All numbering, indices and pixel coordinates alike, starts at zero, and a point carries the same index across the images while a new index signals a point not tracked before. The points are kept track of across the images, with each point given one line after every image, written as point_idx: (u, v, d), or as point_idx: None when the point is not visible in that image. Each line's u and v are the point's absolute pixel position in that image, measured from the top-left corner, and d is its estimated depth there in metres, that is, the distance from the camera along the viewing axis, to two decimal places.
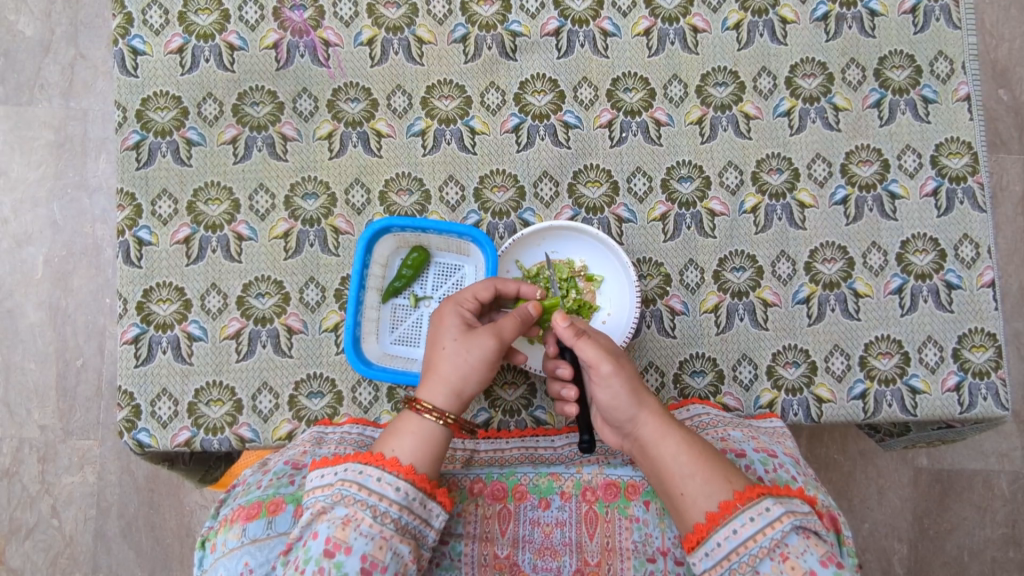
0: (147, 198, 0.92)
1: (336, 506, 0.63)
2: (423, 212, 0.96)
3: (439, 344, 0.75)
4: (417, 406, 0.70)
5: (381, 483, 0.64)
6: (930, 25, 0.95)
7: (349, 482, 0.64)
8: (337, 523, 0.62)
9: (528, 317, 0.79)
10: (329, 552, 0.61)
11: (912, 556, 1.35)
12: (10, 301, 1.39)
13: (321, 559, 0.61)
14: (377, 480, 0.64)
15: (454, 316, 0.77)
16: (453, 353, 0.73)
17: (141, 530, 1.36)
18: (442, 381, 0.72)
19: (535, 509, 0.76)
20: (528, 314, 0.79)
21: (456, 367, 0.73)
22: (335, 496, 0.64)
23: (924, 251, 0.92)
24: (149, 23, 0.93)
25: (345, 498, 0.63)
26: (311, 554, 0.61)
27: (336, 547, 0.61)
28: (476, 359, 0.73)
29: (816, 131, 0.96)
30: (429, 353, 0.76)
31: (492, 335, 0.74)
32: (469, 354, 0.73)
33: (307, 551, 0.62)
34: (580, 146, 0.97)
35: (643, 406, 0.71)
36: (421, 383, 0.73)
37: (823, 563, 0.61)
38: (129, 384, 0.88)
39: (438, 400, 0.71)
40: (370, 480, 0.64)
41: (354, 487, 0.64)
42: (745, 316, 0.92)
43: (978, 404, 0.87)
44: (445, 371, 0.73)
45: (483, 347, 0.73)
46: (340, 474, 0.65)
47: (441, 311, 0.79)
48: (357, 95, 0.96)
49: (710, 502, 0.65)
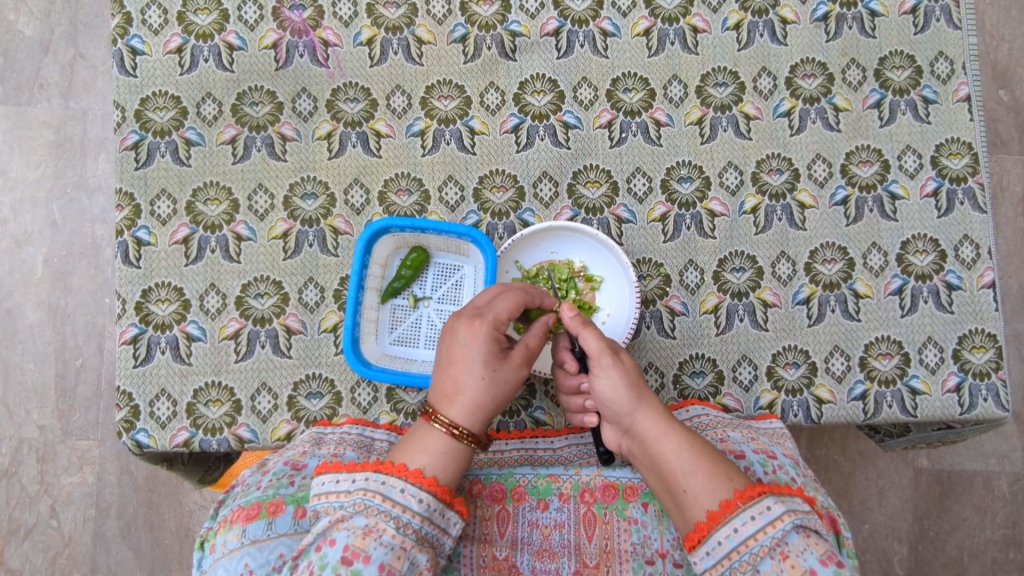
0: (146, 198, 0.92)
1: (356, 515, 0.63)
2: (422, 212, 0.96)
3: (472, 366, 0.73)
4: (450, 429, 0.69)
5: (405, 494, 0.64)
6: (931, 25, 0.95)
7: (372, 492, 0.64)
8: (357, 532, 0.62)
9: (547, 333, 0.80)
10: (347, 560, 0.61)
11: (912, 557, 1.35)
12: (9, 301, 1.39)
13: (338, 566, 0.61)
14: (400, 491, 0.64)
15: (492, 336, 0.75)
16: (492, 381, 0.73)
17: (140, 530, 1.36)
18: (476, 408, 0.72)
19: (533, 510, 0.76)
20: (548, 326, 0.81)
21: (491, 393, 0.73)
22: (356, 506, 0.63)
23: (924, 251, 0.92)
24: (148, 23, 0.93)
25: (367, 508, 0.63)
26: (328, 561, 0.61)
27: (354, 556, 0.61)
28: (511, 388, 0.75)
29: (816, 131, 0.95)
30: (458, 372, 0.73)
31: (524, 363, 0.76)
32: (504, 382, 0.74)
33: (323, 557, 0.61)
34: (580, 146, 0.97)
35: (642, 401, 0.72)
36: (449, 404, 0.72)
37: (823, 562, 0.61)
38: (128, 383, 0.88)
39: (472, 425, 0.71)
40: (394, 491, 0.64)
41: (377, 498, 0.64)
42: (745, 316, 0.92)
43: (979, 404, 0.87)
44: (481, 398, 0.72)
45: (516, 375, 0.75)
46: (361, 483, 0.64)
47: (478, 328, 0.74)
48: (356, 95, 0.96)
49: (712, 500, 0.65)
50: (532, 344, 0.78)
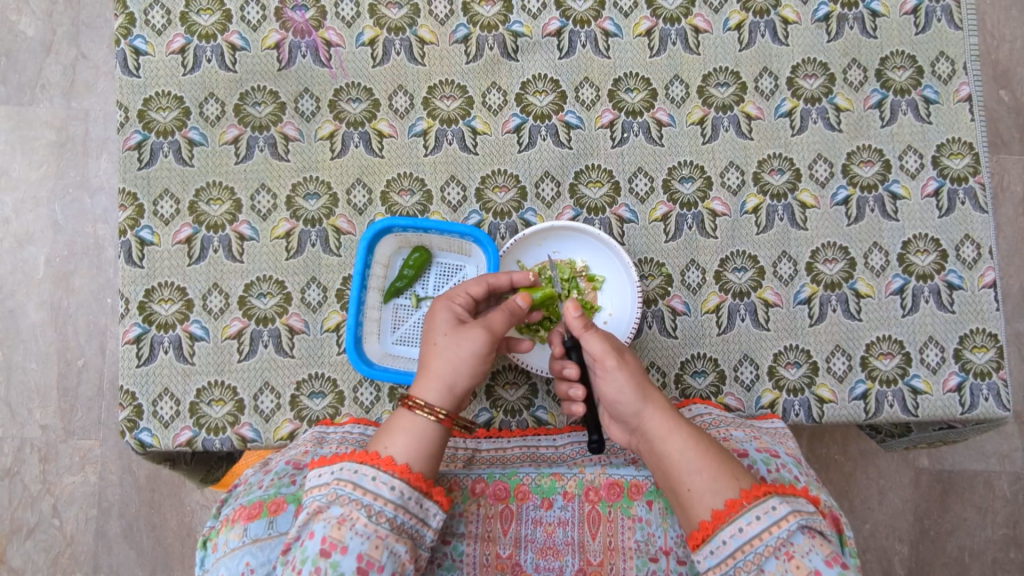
0: (149, 198, 0.92)
1: (332, 506, 0.64)
2: (424, 212, 0.96)
3: (431, 341, 0.76)
4: (409, 402, 0.71)
5: (376, 482, 0.64)
6: (931, 25, 0.95)
7: (344, 481, 0.64)
8: (333, 523, 0.63)
9: (517, 309, 0.79)
10: (325, 552, 0.62)
11: (912, 557, 1.35)
12: (11, 301, 1.39)
13: (317, 559, 0.61)
14: (371, 479, 0.64)
15: (447, 310, 0.79)
16: (445, 348, 0.74)
17: (141, 530, 1.36)
18: (432, 375, 0.73)
19: (536, 509, 0.76)
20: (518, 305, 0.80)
21: (446, 362, 0.73)
22: (330, 496, 0.64)
23: (925, 251, 0.92)
24: (151, 23, 0.93)
25: (340, 498, 0.64)
26: (308, 554, 0.62)
27: (332, 547, 0.62)
28: (469, 353, 0.74)
29: (817, 131, 0.96)
30: (421, 348, 0.77)
31: (484, 329, 0.75)
32: (459, 349, 0.74)
33: (304, 551, 0.62)
34: (581, 146, 0.97)
35: (648, 400, 0.72)
36: (415, 381, 0.74)
37: (829, 563, 0.61)
38: (130, 383, 0.88)
39: (430, 395, 0.72)
40: (365, 479, 0.64)
41: (349, 486, 0.64)
42: (746, 316, 0.92)
43: (979, 404, 0.87)
44: (438, 366, 0.74)
45: (472, 339, 0.74)
46: (336, 474, 0.65)
47: (435, 307, 0.80)
48: (358, 95, 0.96)
49: (717, 500, 0.65)
50: (497, 317, 0.78)
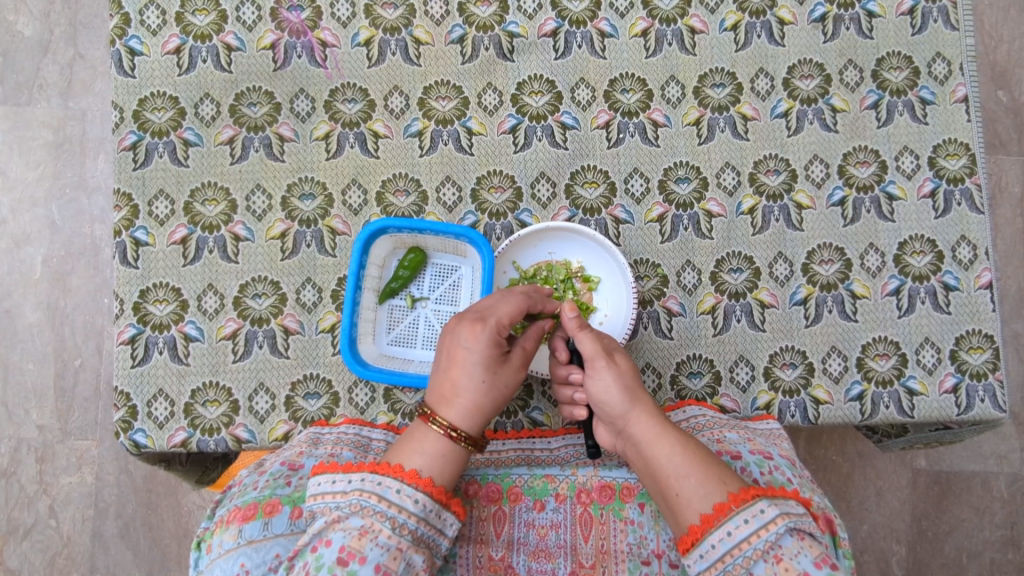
0: (144, 198, 0.92)
1: (353, 516, 0.63)
2: (419, 213, 0.96)
3: (472, 372, 0.73)
4: (449, 431, 0.70)
5: (400, 495, 0.64)
6: (928, 26, 0.95)
7: (367, 493, 0.64)
8: (353, 533, 0.62)
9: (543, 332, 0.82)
10: (343, 560, 0.61)
11: (910, 558, 1.35)
12: (9, 301, 1.39)
13: (333, 567, 0.61)
14: (396, 492, 0.65)
15: (493, 340, 0.75)
16: (491, 383, 0.74)
17: (139, 531, 1.36)
18: (475, 410, 0.72)
19: (529, 510, 0.76)
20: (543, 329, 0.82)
21: (489, 398, 0.74)
22: (352, 506, 0.64)
23: (922, 252, 0.92)
24: (147, 23, 0.93)
25: (363, 509, 0.63)
26: (324, 562, 0.61)
27: (350, 556, 0.61)
28: (509, 390, 0.76)
29: (814, 131, 0.95)
30: (455, 373, 0.74)
31: (522, 366, 0.77)
32: (503, 386, 0.75)
33: (320, 558, 0.61)
34: (577, 147, 0.97)
35: (636, 403, 0.72)
36: (448, 408, 0.72)
37: (817, 565, 0.61)
38: (125, 384, 0.88)
39: (471, 428, 0.72)
40: (389, 492, 0.64)
41: (373, 499, 0.64)
42: (742, 317, 0.92)
43: (976, 405, 0.87)
44: (480, 399, 0.73)
45: (514, 377, 0.76)
46: (357, 484, 0.65)
47: (479, 332, 0.74)
48: (354, 95, 0.96)
49: (705, 504, 0.65)
50: (528, 347, 0.79)
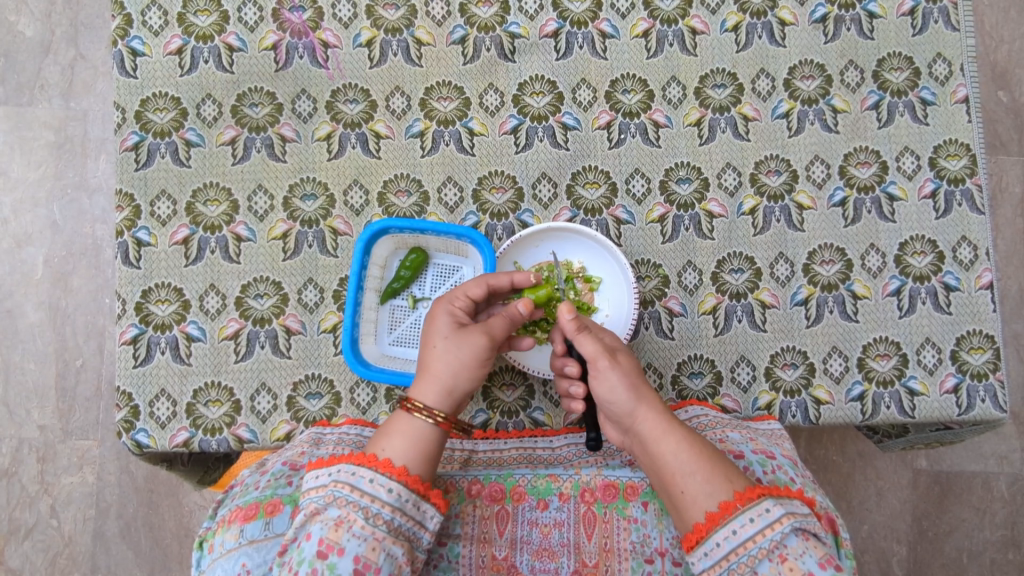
0: (146, 199, 0.92)
1: (329, 507, 0.63)
2: (421, 214, 0.96)
3: (430, 344, 0.76)
4: (409, 404, 0.70)
5: (373, 484, 0.64)
6: (928, 26, 0.95)
7: (341, 483, 0.64)
8: (329, 524, 0.62)
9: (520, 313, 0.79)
10: (322, 553, 0.61)
11: (911, 558, 1.35)
12: (10, 301, 1.39)
13: (313, 560, 0.61)
14: (369, 482, 0.64)
15: (446, 314, 0.78)
16: (445, 350, 0.74)
17: (140, 531, 1.36)
18: (433, 380, 0.73)
19: (532, 510, 0.76)
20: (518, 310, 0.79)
21: (446, 365, 0.73)
22: (327, 498, 0.64)
23: (922, 252, 0.92)
24: (148, 24, 0.94)
25: (337, 500, 0.63)
26: (304, 556, 0.61)
27: (329, 549, 0.61)
28: (471, 356, 0.74)
29: (814, 132, 0.96)
30: (421, 353, 0.76)
31: (485, 334, 0.76)
32: (459, 351, 0.74)
33: (301, 552, 0.62)
34: (578, 147, 0.97)
35: (641, 400, 0.71)
36: (413, 384, 0.74)
37: (822, 565, 0.61)
38: (127, 383, 0.88)
39: (431, 397, 0.71)
40: (362, 482, 0.64)
41: (346, 489, 0.64)
42: (743, 317, 0.92)
43: (976, 405, 0.87)
44: (438, 369, 0.74)
45: (473, 343, 0.75)
46: (333, 476, 0.65)
47: (433, 311, 0.79)
48: (356, 95, 0.96)
49: (711, 502, 0.65)
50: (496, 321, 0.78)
